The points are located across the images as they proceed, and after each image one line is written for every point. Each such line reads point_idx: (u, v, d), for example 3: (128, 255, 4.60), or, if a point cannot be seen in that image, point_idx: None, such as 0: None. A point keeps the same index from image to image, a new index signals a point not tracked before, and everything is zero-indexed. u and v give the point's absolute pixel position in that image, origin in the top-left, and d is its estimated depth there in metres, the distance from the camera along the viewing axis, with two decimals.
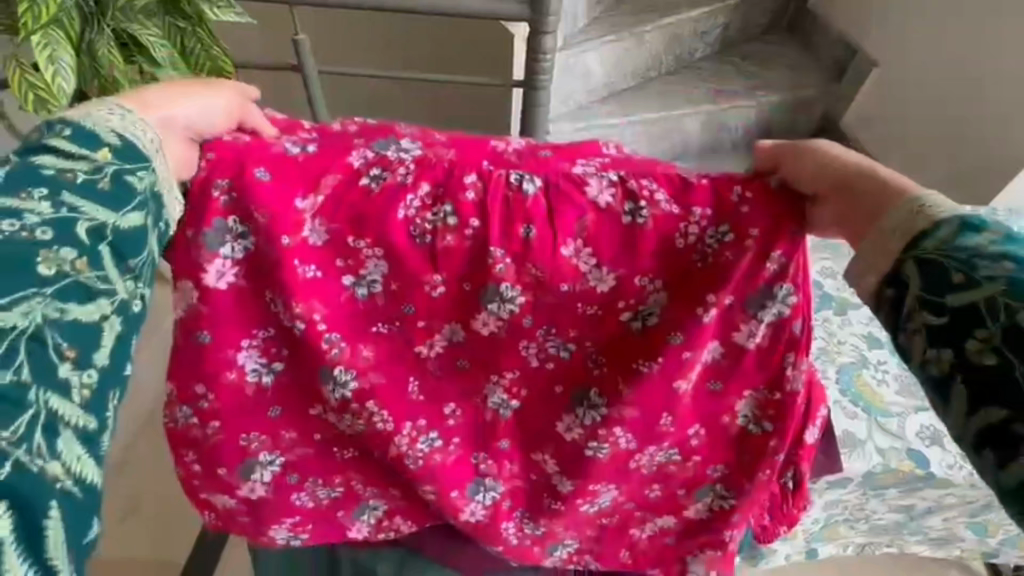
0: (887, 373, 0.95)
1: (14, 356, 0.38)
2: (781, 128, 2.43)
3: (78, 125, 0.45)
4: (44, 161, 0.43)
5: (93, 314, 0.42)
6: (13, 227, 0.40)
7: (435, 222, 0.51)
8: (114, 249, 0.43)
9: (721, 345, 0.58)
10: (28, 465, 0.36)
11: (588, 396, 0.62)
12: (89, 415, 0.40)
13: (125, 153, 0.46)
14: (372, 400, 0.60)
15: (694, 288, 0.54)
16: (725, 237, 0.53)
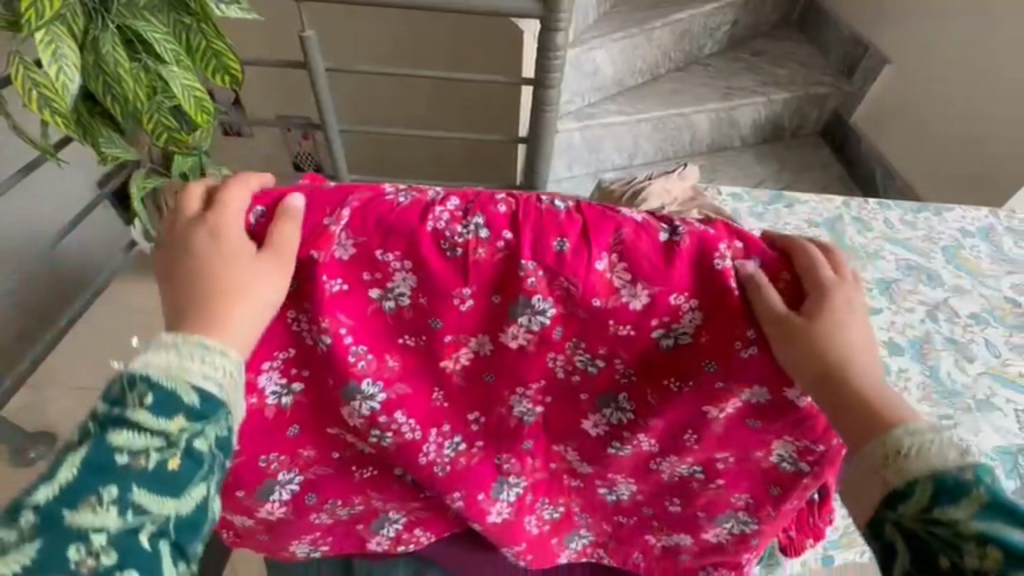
0: (909, 380, 0.95)
1: None
2: (789, 126, 2.42)
3: (155, 389, 0.41)
4: (114, 438, 0.41)
5: None
6: (80, 551, 0.39)
7: (467, 235, 0.49)
8: (172, 544, 0.42)
9: (766, 389, 0.56)
10: None
11: (617, 400, 0.61)
12: None
13: (198, 411, 0.42)
14: (399, 411, 0.58)
15: (733, 325, 0.53)
16: (756, 269, 0.52)
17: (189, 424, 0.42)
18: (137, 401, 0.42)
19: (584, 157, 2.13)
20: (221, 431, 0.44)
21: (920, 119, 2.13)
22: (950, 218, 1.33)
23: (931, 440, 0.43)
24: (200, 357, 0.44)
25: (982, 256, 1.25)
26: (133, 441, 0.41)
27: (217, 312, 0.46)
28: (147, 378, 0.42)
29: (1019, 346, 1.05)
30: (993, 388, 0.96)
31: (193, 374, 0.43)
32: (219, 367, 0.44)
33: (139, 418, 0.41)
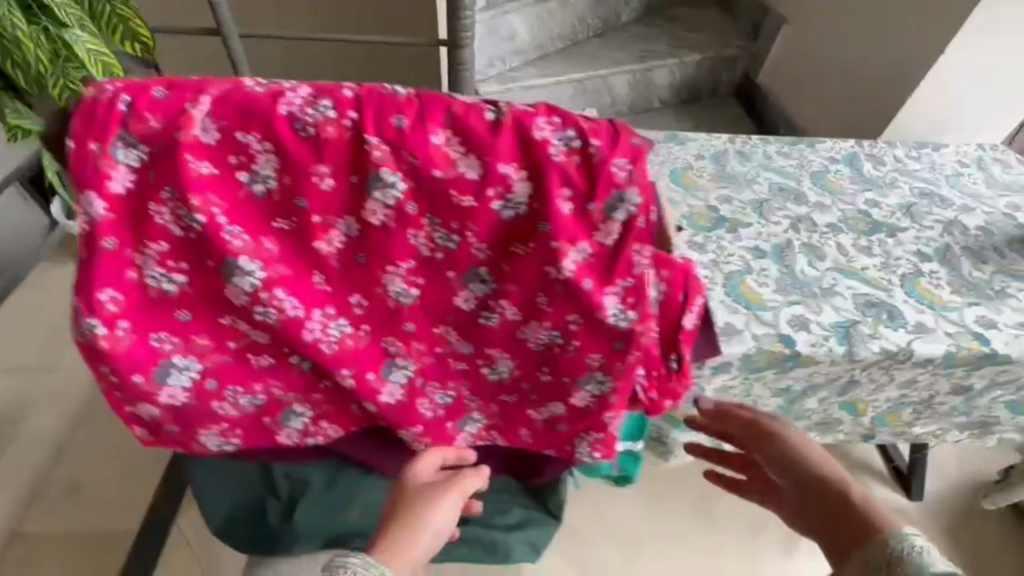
0: (768, 276, 1.10)
1: None
2: (704, 86, 2.58)
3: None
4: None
5: None
6: None
7: (316, 115, 0.57)
8: None
9: (588, 246, 0.65)
10: None
11: (478, 275, 0.70)
12: None
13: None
14: (279, 289, 0.65)
15: (553, 188, 0.61)
16: (572, 140, 0.61)
17: None
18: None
19: None
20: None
21: (816, 72, 2.31)
22: (820, 149, 1.50)
23: (904, 541, 0.61)
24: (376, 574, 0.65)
25: (844, 178, 1.41)
26: None
27: (414, 529, 0.73)
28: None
29: (865, 247, 1.20)
30: (838, 279, 1.11)
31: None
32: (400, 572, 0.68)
33: None
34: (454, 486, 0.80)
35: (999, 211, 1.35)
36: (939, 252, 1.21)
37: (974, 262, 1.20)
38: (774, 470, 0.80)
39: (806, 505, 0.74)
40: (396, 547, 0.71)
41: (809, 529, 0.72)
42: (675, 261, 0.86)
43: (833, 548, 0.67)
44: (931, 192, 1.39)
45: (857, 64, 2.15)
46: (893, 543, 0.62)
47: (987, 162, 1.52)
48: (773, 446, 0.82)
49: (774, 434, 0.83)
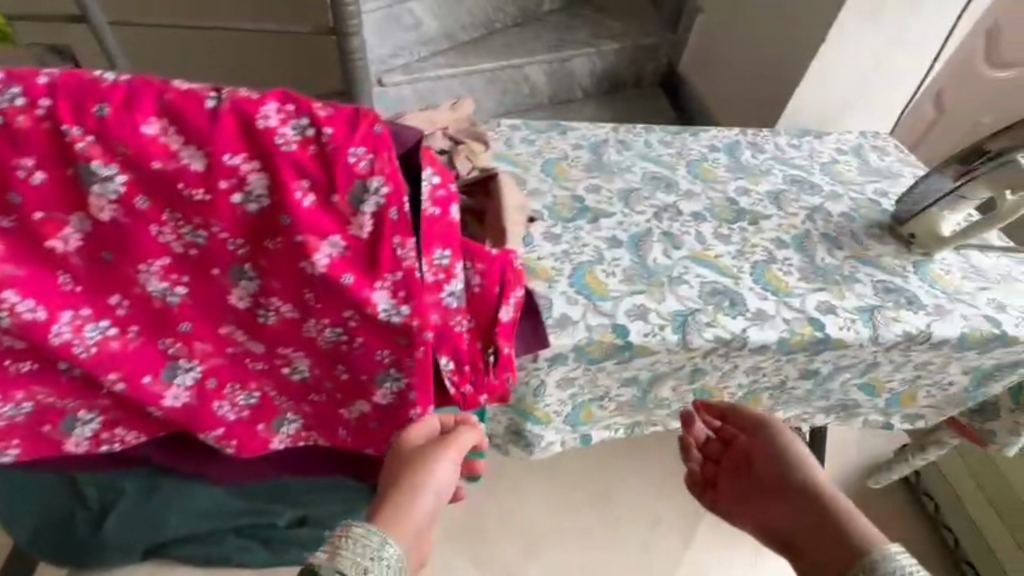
0: (618, 266, 1.09)
1: None
2: (627, 76, 2.57)
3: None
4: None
5: None
6: None
7: (6, 104, 0.55)
8: None
9: (343, 239, 0.63)
10: None
11: (244, 272, 0.67)
12: None
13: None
14: (9, 290, 0.62)
15: (287, 179, 0.59)
16: (306, 128, 0.58)
17: None
18: None
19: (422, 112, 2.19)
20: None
21: (728, 61, 2.32)
22: (703, 138, 1.49)
23: (886, 550, 0.69)
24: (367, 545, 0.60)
25: (720, 167, 1.41)
26: None
27: (405, 494, 0.66)
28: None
29: (724, 235, 1.20)
30: (688, 267, 1.11)
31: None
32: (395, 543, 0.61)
33: None
34: (453, 450, 0.73)
35: (865, 199, 1.37)
36: (797, 239, 1.22)
37: (829, 249, 1.20)
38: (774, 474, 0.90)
39: (795, 515, 0.83)
40: (402, 518, 0.64)
41: (792, 540, 0.81)
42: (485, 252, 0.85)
43: (811, 554, 0.77)
44: (803, 180, 1.40)
45: (760, 53, 2.16)
46: (874, 551, 0.70)
47: (864, 150, 1.54)
48: (775, 461, 0.91)
49: (775, 450, 0.92)
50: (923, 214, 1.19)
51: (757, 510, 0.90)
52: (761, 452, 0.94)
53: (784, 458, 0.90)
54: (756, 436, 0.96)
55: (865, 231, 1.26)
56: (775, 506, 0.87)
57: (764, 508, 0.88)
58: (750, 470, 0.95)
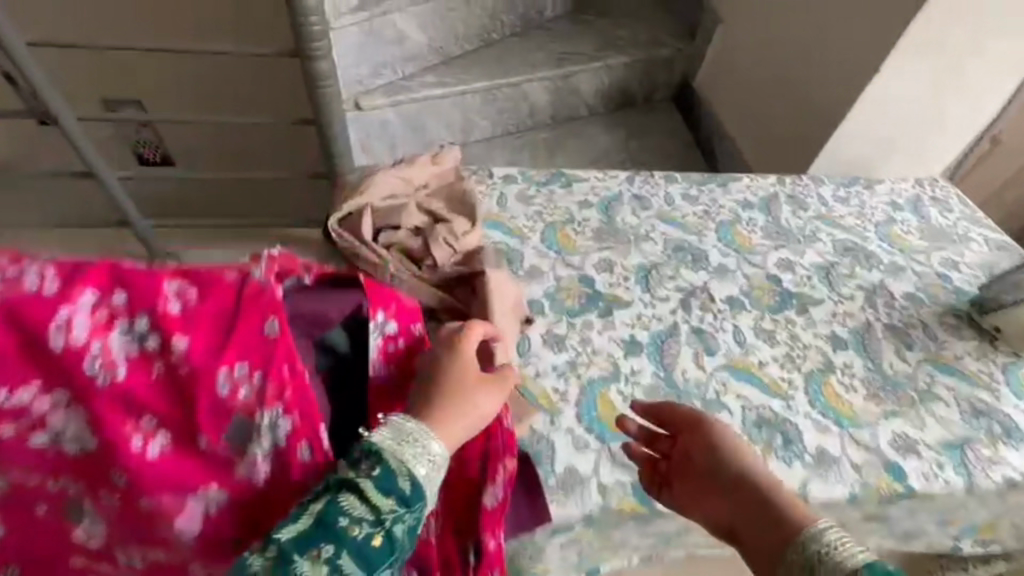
0: (637, 386, 0.87)
1: (401, 507, 0.54)
2: (637, 92, 2.31)
3: (380, 473, 0.54)
4: (344, 501, 0.52)
5: (389, 504, 0.53)
6: (361, 531, 0.52)
7: None
8: (399, 498, 0.54)
9: (220, 489, 0.53)
10: (409, 492, 0.54)
11: (82, 524, 0.53)
12: (413, 499, 0.55)
13: (407, 498, 0.54)
14: None
15: (121, 408, 0.51)
16: (147, 341, 0.52)
17: (398, 505, 0.54)
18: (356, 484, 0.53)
19: (407, 136, 1.93)
20: (413, 520, 0.55)
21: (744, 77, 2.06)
22: (734, 191, 1.27)
23: (831, 540, 0.54)
24: (418, 450, 0.56)
25: (757, 230, 1.18)
26: (354, 513, 0.52)
27: (451, 407, 0.61)
28: (365, 469, 0.54)
29: (768, 331, 0.97)
30: (726, 383, 0.88)
31: (415, 466, 0.55)
32: (435, 454, 0.57)
33: (363, 488, 0.53)
34: (503, 388, 0.65)
35: (933, 272, 1.14)
36: (857, 334, 0.99)
37: (898, 348, 0.97)
38: (696, 457, 0.69)
39: (738, 505, 0.63)
40: (446, 422, 0.60)
41: (738, 537, 0.61)
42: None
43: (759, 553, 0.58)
44: (856, 247, 1.17)
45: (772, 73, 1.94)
46: (836, 550, 0.53)
47: (923, 204, 1.31)
48: (710, 446, 0.69)
49: (712, 438, 0.69)
50: (1016, 308, 0.98)
51: (693, 505, 0.67)
52: (695, 442, 0.70)
53: (702, 439, 0.69)
54: (693, 422, 0.71)
55: (939, 320, 1.04)
56: (711, 496, 0.65)
57: (701, 506, 0.66)
58: (676, 462, 0.70)
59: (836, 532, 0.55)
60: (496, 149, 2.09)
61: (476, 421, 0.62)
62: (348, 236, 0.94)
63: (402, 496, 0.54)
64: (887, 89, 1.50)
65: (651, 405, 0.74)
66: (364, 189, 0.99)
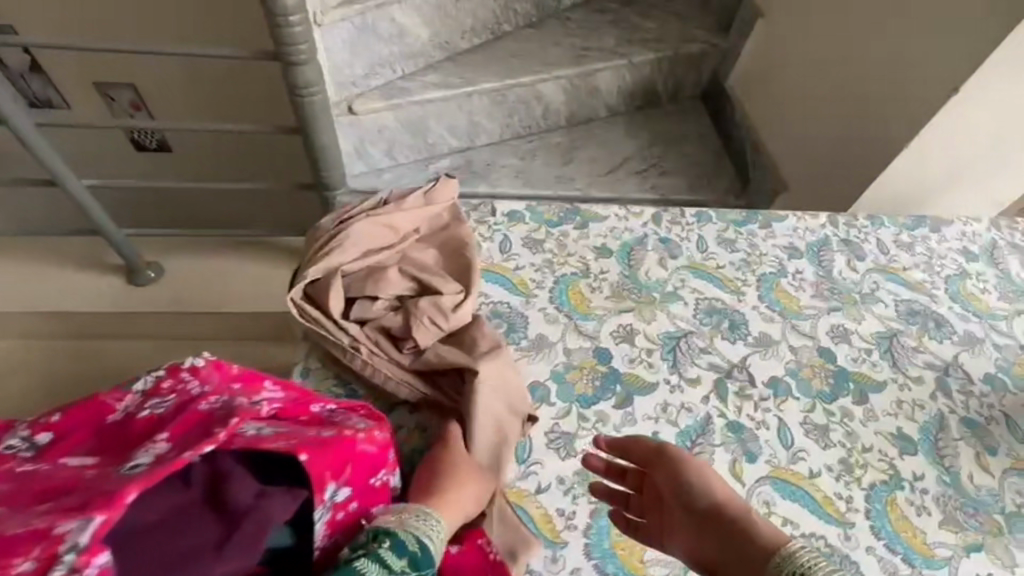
0: None
1: (415, 568, 0.57)
2: (664, 91, 2.09)
3: (397, 535, 0.58)
4: (361, 566, 0.54)
5: (406, 565, 0.57)
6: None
7: None
8: (415, 561, 0.58)
9: None
10: (420, 555, 0.59)
11: None
12: (425, 565, 0.58)
13: (419, 561, 0.58)
14: None
15: None
16: None
17: (412, 569, 0.57)
18: (380, 544, 0.57)
19: (407, 141, 1.75)
20: None
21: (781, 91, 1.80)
22: (778, 233, 1.09)
23: (806, 560, 0.57)
24: (426, 519, 0.62)
25: (805, 286, 1.00)
26: (375, 569, 0.54)
27: (446, 493, 0.68)
28: (384, 531, 0.58)
29: (819, 427, 0.81)
30: (770, 501, 0.75)
31: (423, 535, 0.60)
32: (438, 528, 0.63)
33: (384, 549, 0.56)
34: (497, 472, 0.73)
35: (1017, 346, 0.96)
36: (928, 433, 0.82)
37: (978, 453, 0.81)
38: (668, 495, 0.69)
39: (713, 537, 0.64)
40: (446, 503, 0.67)
41: (718, 566, 0.63)
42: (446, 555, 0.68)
43: None
44: (923, 310, 0.99)
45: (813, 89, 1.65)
46: (810, 565, 0.57)
47: (1000, 252, 1.12)
48: (673, 482, 0.69)
49: (675, 474, 0.69)
50: None
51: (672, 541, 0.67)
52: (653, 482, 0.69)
53: (675, 478, 0.69)
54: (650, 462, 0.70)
55: None
56: (689, 532, 0.66)
57: (677, 539, 0.67)
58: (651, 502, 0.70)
59: (807, 549, 0.59)
60: (505, 154, 1.91)
61: (473, 502, 0.69)
62: (310, 309, 0.79)
63: (416, 557, 0.58)
64: (963, 118, 1.25)
65: (609, 444, 0.72)
66: (334, 245, 0.83)
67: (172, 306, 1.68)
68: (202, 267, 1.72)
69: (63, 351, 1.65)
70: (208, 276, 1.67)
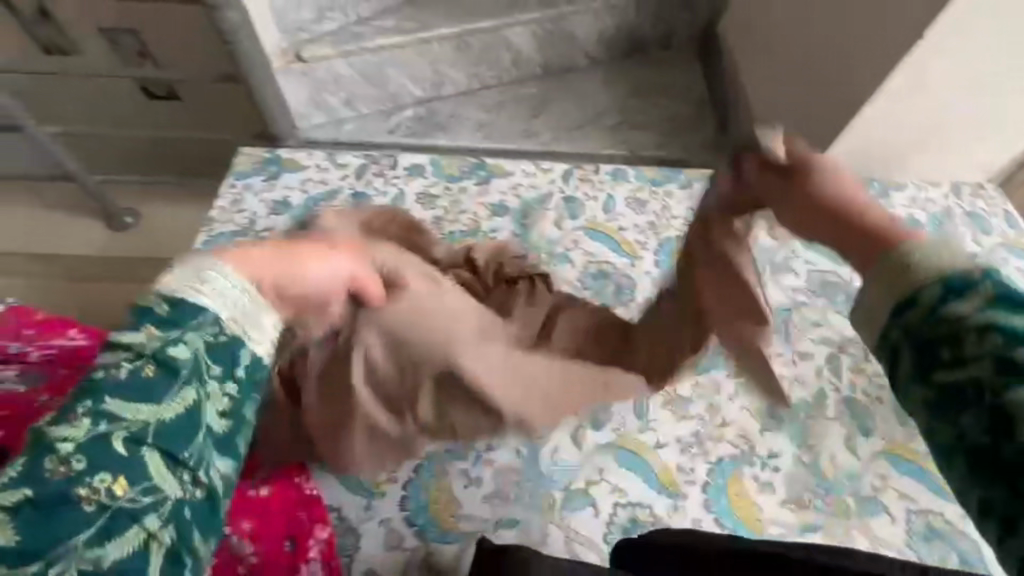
0: (486, 467, 0.70)
1: (172, 330, 0.36)
2: (652, 36, 1.90)
3: (142, 310, 0.37)
4: (108, 355, 0.36)
5: (147, 338, 0.36)
6: (127, 370, 0.35)
7: None
8: (168, 321, 0.37)
9: None
10: (164, 308, 0.37)
11: None
12: (184, 318, 0.37)
13: (174, 321, 0.37)
14: None
15: None
16: None
17: (167, 332, 0.36)
18: (118, 330, 0.37)
19: (365, 91, 1.69)
20: (200, 350, 0.37)
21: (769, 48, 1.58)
22: (699, 194, 1.01)
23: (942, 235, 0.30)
24: (214, 295, 0.38)
25: None
26: (114, 356, 0.36)
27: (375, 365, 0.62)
28: (136, 311, 0.37)
29: (680, 398, 0.78)
30: (604, 468, 0.71)
31: (181, 295, 0.38)
32: (227, 305, 0.38)
33: (121, 334, 0.36)
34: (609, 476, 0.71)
35: None
36: (802, 408, 0.78)
37: (849, 437, 0.76)
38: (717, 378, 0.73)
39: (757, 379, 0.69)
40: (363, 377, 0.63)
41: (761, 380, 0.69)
42: (257, 497, 0.62)
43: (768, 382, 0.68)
44: (838, 283, 0.92)
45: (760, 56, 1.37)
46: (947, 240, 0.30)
47: (952, 222, 1.01)
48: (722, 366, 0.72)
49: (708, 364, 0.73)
50: None
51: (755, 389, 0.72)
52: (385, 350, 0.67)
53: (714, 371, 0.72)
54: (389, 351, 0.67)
55: None
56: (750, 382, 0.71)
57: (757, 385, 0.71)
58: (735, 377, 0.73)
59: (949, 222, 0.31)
60: (472, 106, 1.78)
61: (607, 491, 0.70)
62: None
63: (175, 320, 0.37)
64: (924, 78, 1.00)
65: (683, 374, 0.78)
66: None
67: (146, 252, 1.73)
68: (174, 215, 1.76)
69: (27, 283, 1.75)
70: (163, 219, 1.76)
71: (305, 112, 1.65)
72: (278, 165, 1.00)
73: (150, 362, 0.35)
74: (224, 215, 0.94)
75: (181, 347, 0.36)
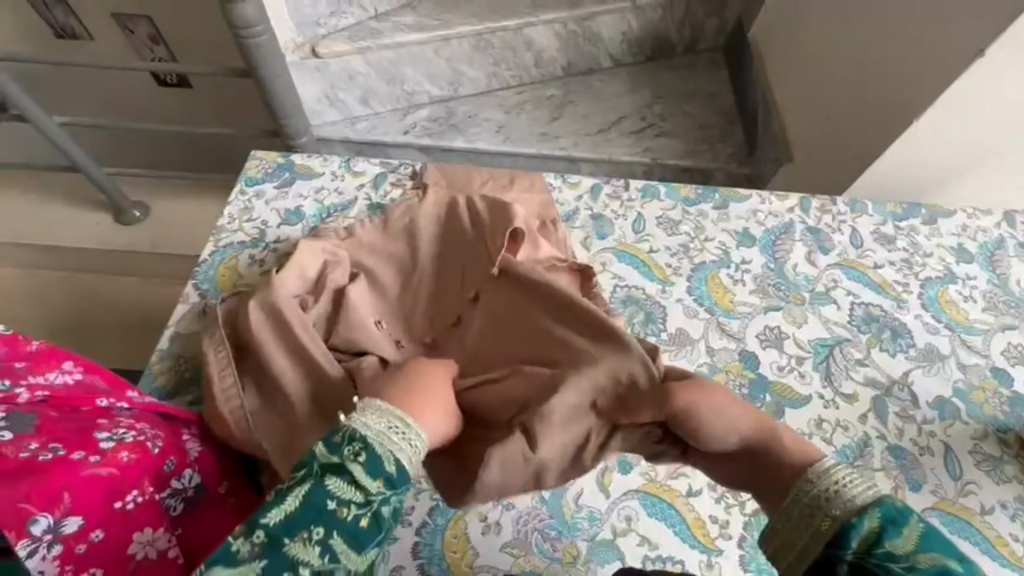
0: (505, 512, 0.66)
1: (396, 484, 0.50)
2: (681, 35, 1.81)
3: (373, 455, 0.49)
4: (331, 485, 0.48)
5: (373, 487, 0.48)
6: (354, 516, 0.48)
7: None
8: (392, 482, 0.49)
9: None
10: (394, 466, 0.50)
11: None
12: (396, 488, 0.50)
13: (394, 480, 0.50)
14: None
15: None
16: None
17: (386, 487, 0.49)
18: (355, 459, 0.49)
19: (379, 87, 1.60)
20: (402, 499, 0.51)
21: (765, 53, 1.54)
22: (734, 215, 0.95)
23: (844, 476, 0.49)
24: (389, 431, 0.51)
25: (747, 280, 0.88)
26: (343, 491, 0.48)
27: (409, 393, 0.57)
28: (365, 445, 0.49)
29: None
30: (632, 518, 0.66)
31: (403, 449, 0.51)
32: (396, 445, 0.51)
33: (355, 471, 0.48)
34: (638, 526, 0.66)
35: (987, 366, 0.82)
36: (843, 457, 0.73)
37: (895, 488, 0.72)
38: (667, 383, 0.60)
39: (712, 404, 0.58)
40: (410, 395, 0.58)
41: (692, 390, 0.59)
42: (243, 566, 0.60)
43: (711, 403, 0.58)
44: (883, 317, 0.85)
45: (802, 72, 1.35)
46: (850, 482, 0.48)
47: (1004, 252, 0.94)
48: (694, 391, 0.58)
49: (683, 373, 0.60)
50: None
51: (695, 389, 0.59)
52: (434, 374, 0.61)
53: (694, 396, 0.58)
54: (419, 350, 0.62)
55: (975, 446, 0.75)
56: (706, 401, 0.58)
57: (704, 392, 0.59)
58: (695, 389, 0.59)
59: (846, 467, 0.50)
60: (489, 106, 1.66)
61: (633, 541, 0.65)
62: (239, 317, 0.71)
63: (393, 484, 0.49)
64: (986, 97, 0.97)
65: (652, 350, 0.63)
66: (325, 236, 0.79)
67: (151, 246, 1.68)
68: (183, 208, 1.72)
69: (29, 278, 1.71)
70: (168, 214, 1.72)
71: (318, 108, 1.58)
72: (290, 171, 0.95)
73: (358, 519, 0.48)
74: (233, 223, 0.90)
75: (392, 501, 0.50)
